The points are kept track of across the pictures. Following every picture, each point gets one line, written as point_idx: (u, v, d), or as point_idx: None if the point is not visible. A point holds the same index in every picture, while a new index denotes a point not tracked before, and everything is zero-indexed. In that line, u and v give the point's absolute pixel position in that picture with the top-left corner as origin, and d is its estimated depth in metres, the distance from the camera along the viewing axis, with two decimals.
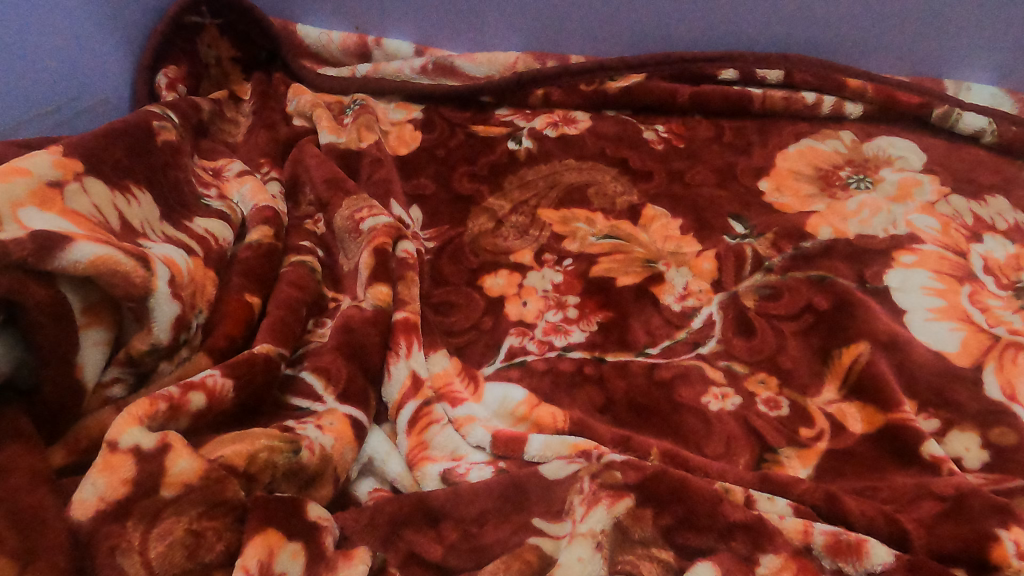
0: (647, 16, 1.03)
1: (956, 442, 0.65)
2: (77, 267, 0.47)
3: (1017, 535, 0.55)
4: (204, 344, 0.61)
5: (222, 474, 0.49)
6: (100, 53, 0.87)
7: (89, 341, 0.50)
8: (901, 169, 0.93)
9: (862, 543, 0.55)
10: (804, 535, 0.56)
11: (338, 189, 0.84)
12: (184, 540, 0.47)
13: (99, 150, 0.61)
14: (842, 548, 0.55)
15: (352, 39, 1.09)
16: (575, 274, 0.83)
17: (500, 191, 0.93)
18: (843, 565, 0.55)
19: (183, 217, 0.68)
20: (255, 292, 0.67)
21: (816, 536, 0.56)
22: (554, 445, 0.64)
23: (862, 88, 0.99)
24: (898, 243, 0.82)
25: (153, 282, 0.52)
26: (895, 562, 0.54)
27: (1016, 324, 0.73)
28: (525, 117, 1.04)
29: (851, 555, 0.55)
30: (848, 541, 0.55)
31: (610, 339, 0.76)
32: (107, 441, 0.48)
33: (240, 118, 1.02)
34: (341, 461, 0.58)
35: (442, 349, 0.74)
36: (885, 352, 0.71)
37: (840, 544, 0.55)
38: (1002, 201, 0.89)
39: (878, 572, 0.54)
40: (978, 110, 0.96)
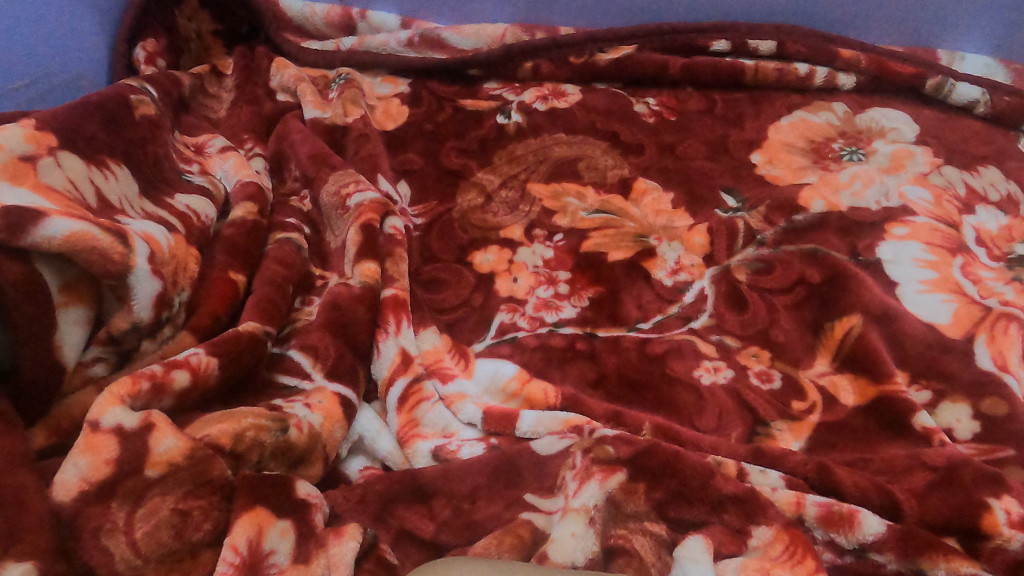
0: None
1: (947, 413, 0.66)
2: (52, 244, 0.46)
3: (1008, 503, 0.55)
4: (189, 321, 0.60)
5: (208, 453, 0.48)
6: (75, 25, 0.84)
7: (68, 319, 0.49)
8: (893, 140, 0.93)
9: (854, 514, 0.55)
10: (795, 507, 0.56)
11: (324, 165, 0.82)
12: (171, 520, 0.46)
13: (74, 123, 0.59)
14: (834, 519, 0.55)
15: (336, 12, 1.06)
16: (566, 249, 0.82)
17: (489, 166, 0.92)
18: (835, 536, 0.55)
19: (164, 194, 0.66)
20: (240, 269, 0.66)
21: (808, 508, 0.56)
22: (546, 421, 0.64)
23: (855, 58, 0.98)
24: (890, 215, 0.82)
25: (132, 258, 0.51)
26: (887, 532, 0.55)
27: (1007, 295, 0.73)
28: (513, 90, 1.02)
29: (842, 526, 0.55)
30: (840, 512, 0.56)
31: (601, 314, 0.76)
32: (89, 421, 0.47)
33: (223, 94, 1.00)
34: (330, 440, 0.58)
35: (431, 326, 0.72)
36: (878, 325, 0.71)
37: (831, 515, 0.56)
38: (995, 171, 0.88)
39: (870, 542, 0.54)
40: (971, 81, 0.95)
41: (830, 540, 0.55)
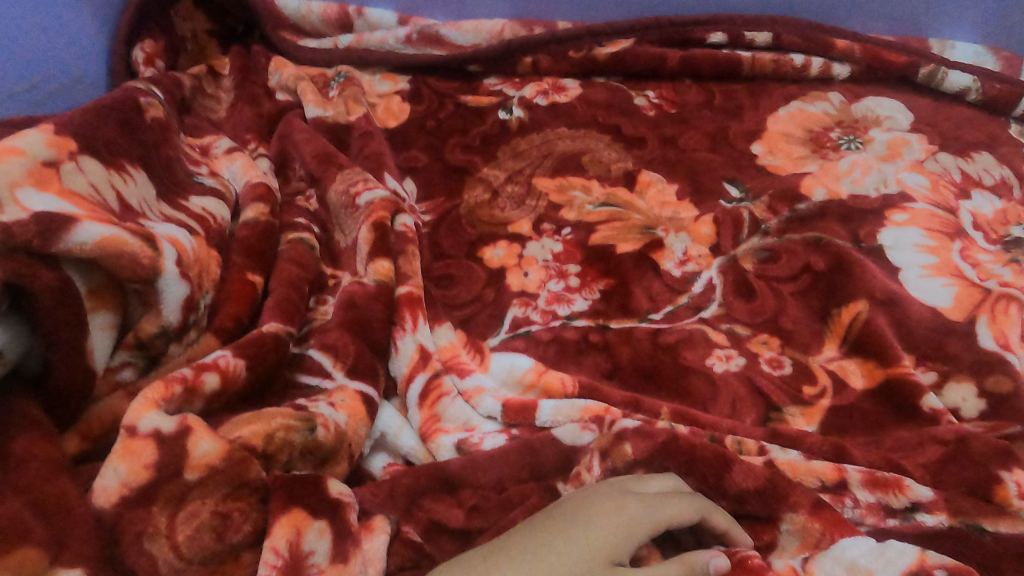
0: None
1: (954, 393, 0.68)
2: (84, 249, 0.46)
3: (1019, 476, 0.57)
4: (211, 325, 0.60)
5: (244, 455, 0.48)
6: (73, 28, 0.83)
7: (97, 324, 0.49)
8: (889, 128, 0.95)
9: (900, 480, 0.58)
10: (838, 473, 0.58)
11: (330, 164, 0.82)
12: (212, 522, 0.46)
13: (90, 126, 0.58)
14: (879, 483, 0.58)
15: (333, 10, 1.06)
16: (574, 243, 0.83)
17: (494, 161, 0.92)
18: (884, 498, 0.57)
19: (178, 196, 0.66)
20: (257, 270, 0.66)
21: (851, 473, 0.58)
22: (564, 410, 0.65)
23: (850, 49, 0.99)
24: (889, 202, 0.84)
25: (161, 262, 0.51)
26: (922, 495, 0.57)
27: (1005, 277, 0.76)
28: (513, 85, 1.02)
29: (889, 488, 0.57)
30: (885, 477, 0.58)
31: (612, 306, 0.77)
32: (125, 426, 0.46)
33: (221, 94, 0.99)
34: (355, 438, 0.58)
35: (446, 323, 0.73)
36: (883, 309, 0.73)
37: (876, 479, 0.58)
38: (988, 157, 0.90)
39: (921, 502, 0.56)
40: (963, 68, 0.97)
41: (878, 502, 0.57)
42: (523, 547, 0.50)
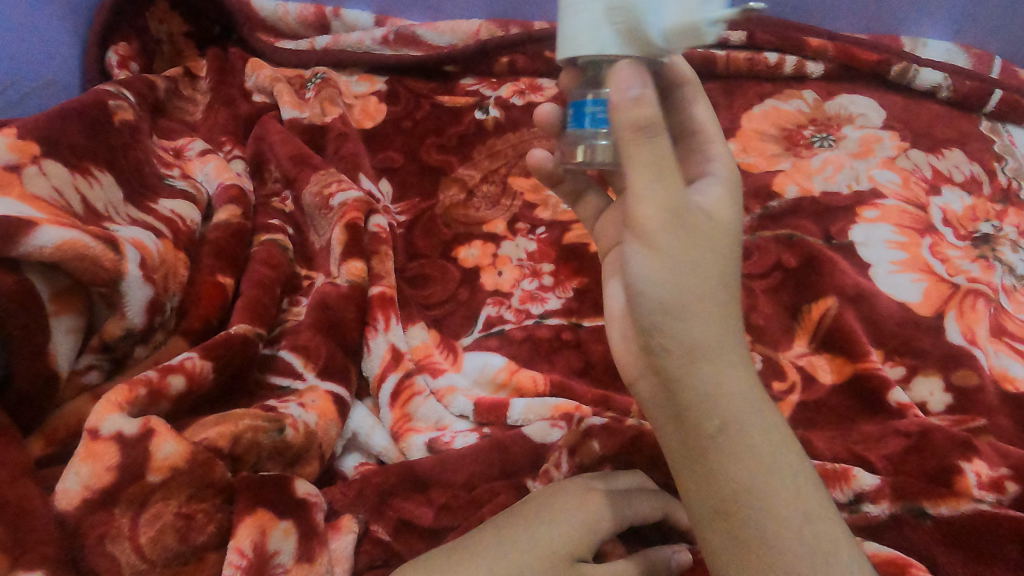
0: None
1: (921, 387, 0.68)
2: (43, 252, 0.46)
3: (978, 466, 0.58)
4: (179, 327, 0.60)
5: (208, 456, 0.49)
6: (44, 30, 0.83)
7: (60, 328, 0.49)
8: (862, 126, 0.95)
9: (847, 470, 0.58)
10: None
11: (304, 165, 0.83)
12: (175, 524, 0.46)
13: (56, 130, 0.58)
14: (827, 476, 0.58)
15: (310, 10, 1.06)
16: (548, 242, 0.83)
17: (470, 161, 0.93)
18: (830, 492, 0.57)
19: (148, 199, 0.66)
20: (228, 272, 0.66)
21: None
22: (536, 408, 0.65)
23: (823, 47, 1.00)
24: (861, 199, 0.85)
25: (124, 265, 0.51)
26: (881, 485, 0.57)
27: (974, 272, 0.77)
28: (490, 85, 1.02)
29: (837, 481, 0.57)
30: (832, 470, 0.58)
31: (586, 304, 0.77)
32: (88, 429, 0.47)
33: (198, 96, 0.99)
34: (326, 438, 0.58)
35: (419, 323, 0.74)
36: (852, 305, 0.73)
37: (825, 472, 0.58)
38: (959, 153, 0.91)
39: (866, 492, 0.57)
40: (934, 66, 0.98)
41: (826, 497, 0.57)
42: (487, 539, 0.50)
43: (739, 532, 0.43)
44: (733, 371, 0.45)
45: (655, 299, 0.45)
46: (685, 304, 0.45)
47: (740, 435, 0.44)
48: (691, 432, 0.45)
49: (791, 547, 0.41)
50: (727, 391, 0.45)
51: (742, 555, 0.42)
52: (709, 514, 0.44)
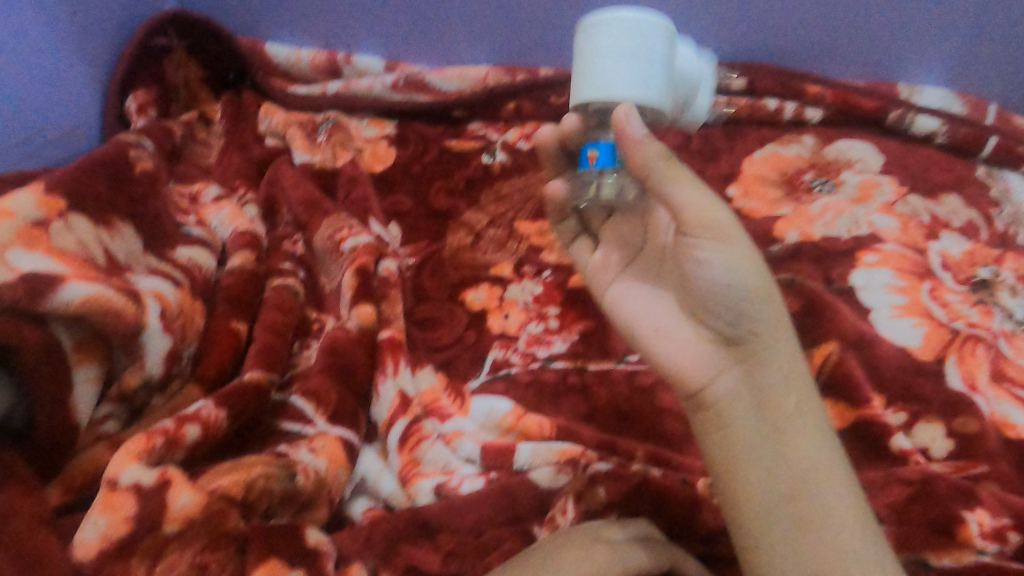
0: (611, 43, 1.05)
1: (923, 434, 0.69)
2: (69, 307, 0.48)
3: (980, 516, 0.59)
4: (194, 374, 0.61)
5: (222, 505, 0.50)
6: (68, 80, 0.87)
7: (81, 378, 0.50)
8: (860, 170, 0.98)
9: None
10: None
11: (316, 210, 0.85)
12: (189, 575, 0.46)
13: (80, 183, 0.60)
14: None
15: (322, 58, 1.09)
16: (554, 285, 0.85)
17: (476, 205, 0.95)
18: None
19: (165, 246, 0.68)
20: (241, 318, 0.68)
21: None
22: (542, 452, 0.66)
23: (820, 94, 1.03)
24: (861, 243, 0.86)
25: (143, 317, 0.53)
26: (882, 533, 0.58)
27: (973, 317, 0.78)
28: (496, 130, 1.05)
29: None
30: None
31: (591, 348, 0.78)
32: (106, 479, 0.48)
33: (213, 140, 1.02)
34: (337, 483, 0.59)
35: (428, 366, 0.76)
36: (853, 350, 0.74)
37: None
38: (956, 199, 0.93)
39: None
40: (931, 113, 1.01)
41: None
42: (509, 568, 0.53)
43: (801, 511, 0.50)
44: (786, 360, 0.56)
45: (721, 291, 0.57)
46: (753, 306, 0.56)
47: (792, 427, 0.54)
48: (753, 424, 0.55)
49: (845, 522, 0.49)
50: (784, 385, 0.55)
51: (801, 534, 0.50)
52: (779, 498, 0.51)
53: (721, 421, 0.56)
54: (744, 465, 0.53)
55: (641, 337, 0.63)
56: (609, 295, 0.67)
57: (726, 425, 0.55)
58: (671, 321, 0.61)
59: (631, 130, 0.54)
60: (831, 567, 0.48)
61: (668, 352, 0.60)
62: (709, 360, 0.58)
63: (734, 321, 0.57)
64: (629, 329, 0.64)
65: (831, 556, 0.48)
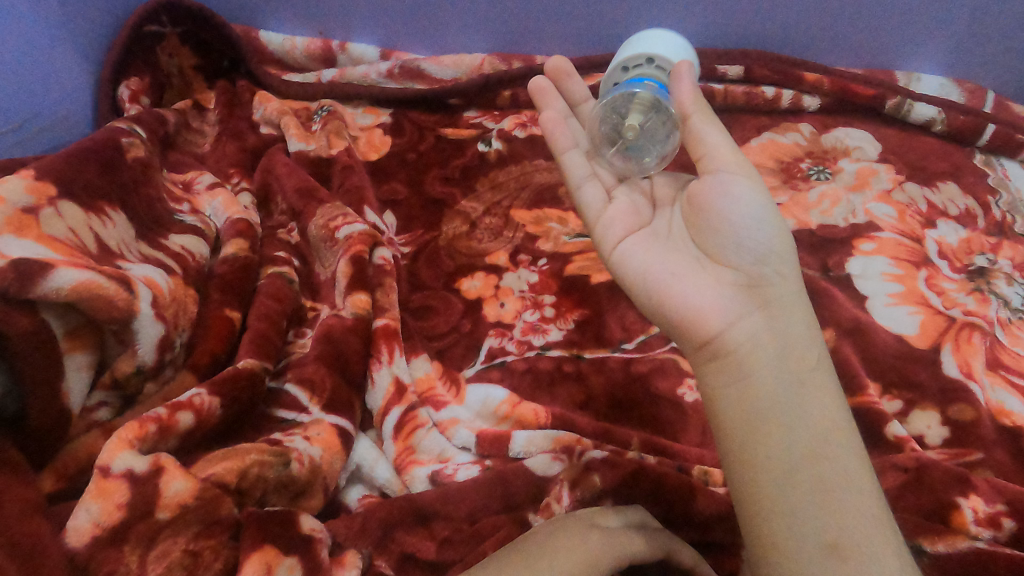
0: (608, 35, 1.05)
1: (918, 421, 0.69)
2: (59, 293, 0.47)
3: (975, 502, 0.59)
4: (188, 361, 0.61)
5: (216, 493, 0.50)
6: (59, 67, 0.86)
7: (72, 365, 0.50)
8: (858, 158, 0.97)
9: None
10: None
11: (311, 198, 0.84)
12: (182, 561, 0.47)
13: (71, 170, 0.60)
14: None
15: (317, 44, 1.09)
16: (550, 273, 0.84)
17: (472, 194, 0.94)
18: None
19: (158, 234, 0.68)
20: (235, 306, 0.67)
21: None
22: (537, 440, 0.66)
23: (819, 81, 1.02)
24: (857, 232, 0.86)
25: (136, 304, 0.53)
26: None
27: (969, 305, 0.78)
28: (493, 118, 1.05)
29: None
30: None
31: (587, 336, 0.78)
32: (99, 466, 0.48)
33: (206, 128, 1.01)
34: (331, 471, 0.59)
35: (423, 354, 0.74)
36: (848, 338, 0.74)
37: None
38: (953, 187, 0.93)
39: None
40: (927, 100, 1.00)
41: None
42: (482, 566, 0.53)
43: (819, 471, 0.49)
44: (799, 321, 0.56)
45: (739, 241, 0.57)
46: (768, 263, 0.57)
47: (805, 386, 0.52)
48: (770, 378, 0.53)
49: (859, 486, 0.48)
50: (797, 343, 0.54)
51: (821, 496, 0.48)
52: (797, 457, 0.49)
53: (739, 372, 0.53)
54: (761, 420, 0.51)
55: (653, 284, 0.58)
56: (616, 249, 0.62)
57: (743, 377, 0.53)
58: (685, 268, 0.58)
59: (687, 86, 0.61)
60: (851, 531, 0.46)
61: (684, 299, 0.56)
62: (730, 306, 0.55)
63: (755, 265, 0.57)
64: (643, 275, 0.59)
65: (849, 520, 0.47)
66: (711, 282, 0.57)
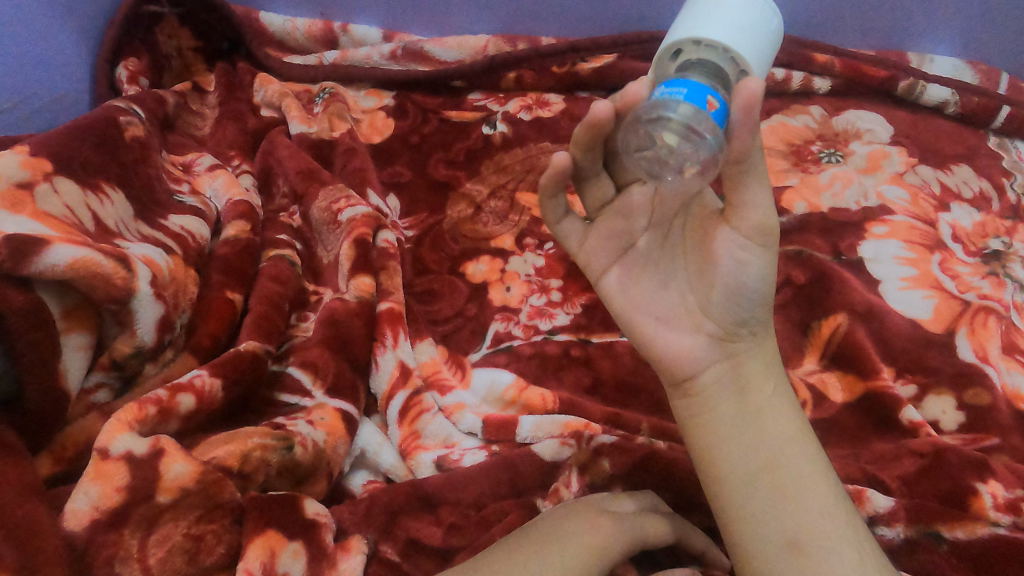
0: (613, 18, 1.04)
1: (933, 406, 0.68)
2: (56, 270, 0.46)
3: (994, 488, 0.58)
4: (188, 343, 0.60)
5: (218, 476, 0.49)
6: (54, 47, 0.84)
7: (70, 345, 0.49)
8: (869, 141, 0.95)
9: (861, 491, 0.57)
10: None
11: (313, 180, 0.83)
12: (184, 545, 0.46)
13: (68, 147, 0.58)
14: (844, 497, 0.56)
15: (318, 26, 1.07)
16: (556, 257, 0.83)
17: (476, 177, 0.93)
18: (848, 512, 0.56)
19: (158, 215, 0.66)
20: (237, 288, 0.66)
21: None
22: (545, 425, 0.65)
23: (830, 63, 1.00)
24: (870, 215, 0.85)
25: (135, 283, 0.51)
26: (895, 506, 0.56)
27: (984, 289, 0.76)
28: (497, 100, 1.02)
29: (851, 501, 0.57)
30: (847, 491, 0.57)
31: (595, 320, 0.76)
32: (98, 449, 0.47)
33: (206, 110, 0.99)
34: (335, 456, 0.58)
35: (428, 338, 0.73)
36: (862, 322, 0.73)
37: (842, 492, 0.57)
38: (967, 169, 0.91)
39: (881, 514, 0.56)
40: (941, 82, 0.98)
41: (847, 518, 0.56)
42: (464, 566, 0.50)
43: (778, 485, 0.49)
44: (768, 349, 0.53)
45: (733, 288, 0.49)
46: (763, 295, 0.50)
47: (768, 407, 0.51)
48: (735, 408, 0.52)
49: (816, 490, 0.49)
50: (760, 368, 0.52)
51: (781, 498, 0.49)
52: (755, 469, 0.50)
53: (708, 407, 0.52)
54: (724, 443, 0.51)
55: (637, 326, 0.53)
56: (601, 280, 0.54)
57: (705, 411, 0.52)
58: (661, 296, 0.53)
59: (754, 116, 0.40)
60: (810, 532, 0.47)
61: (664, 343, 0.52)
62: (702, 351, 0.52)
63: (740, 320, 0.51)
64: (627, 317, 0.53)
65: (811, 518, 0.48)
66: (687, 324, 0.52)
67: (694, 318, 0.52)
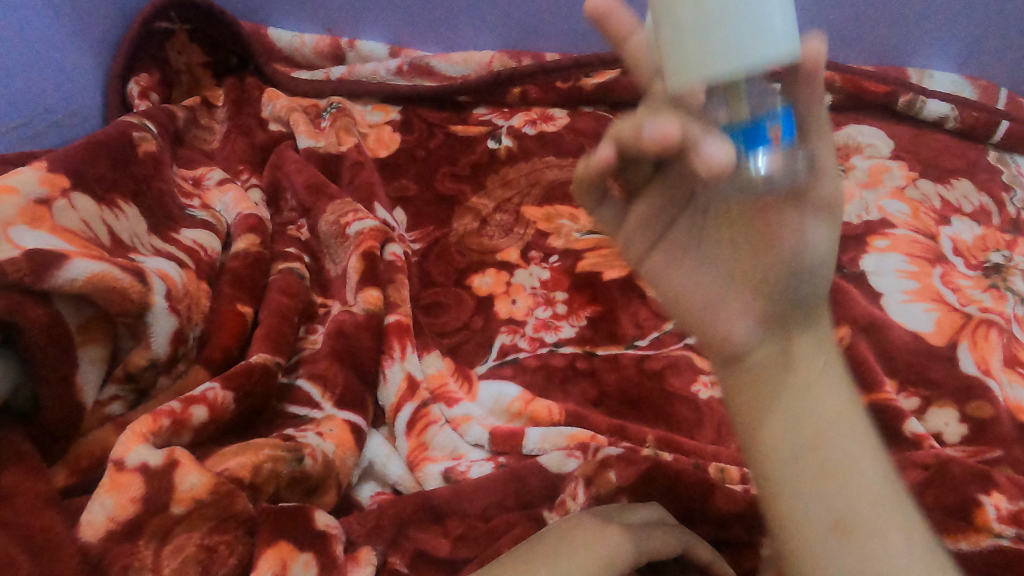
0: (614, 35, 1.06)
1: (936, 418, 0.68)
2: (75, 285, 0.47)
3: (997, 500, 0.58)
4: (200, 356, 0.61)
5: (231, 488, 0.49)
6: (68, 64, 0.86)
7: (86, 357, 0.50)
8: (870, 155, 0.97)
9: None
10: None
11: (321, 194, 0.84)
12: (197, 556, 0.46)
13: (84, 164, 0.60)
14: None
15: (325, 41, 1.09)
16: (561, 270, 0.84)
17: (482, 191, 0.94)
18: None
19: (170, 229, 0.67)
20: (246, 302, 0.67)
21: None
22: (551, 437, 0.65)
23: (830, 79, 1.02)
24: (871, 229, 0.86)
25: (150, 296, 0.53)
26: None
27: (985, 302, 0.77)
28: (502, 115, 1.04)
29: None
30: None
31: (599, 333, 0.77)
32: (113, 460, 0.47)
33: (216, 125, 1.00)
34: (344, 468, 0.58)
35: (435, 349, 0.73)
36: (864, 334, 0.73)
37: None
38: (967, 184, 0.92)
39: None
40: (941, 97, 0.99)
41: None
42: None
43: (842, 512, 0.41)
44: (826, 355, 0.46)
45: (781, 263, 0.44)
46: (819, 283, 0.45)
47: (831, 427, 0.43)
48: (783, 403, 0.44)
49: (888, 526, 0.41)
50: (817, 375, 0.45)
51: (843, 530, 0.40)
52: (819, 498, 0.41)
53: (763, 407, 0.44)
54: (779, 452, 0.43)
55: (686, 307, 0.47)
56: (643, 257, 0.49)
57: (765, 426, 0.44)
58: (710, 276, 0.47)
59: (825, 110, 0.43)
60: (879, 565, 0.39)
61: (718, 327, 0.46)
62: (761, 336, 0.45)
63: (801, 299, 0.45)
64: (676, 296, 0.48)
65: (883, 551, 0.40)
66: (745, 307, 0.45)
67: (748, 299, 0.45)
